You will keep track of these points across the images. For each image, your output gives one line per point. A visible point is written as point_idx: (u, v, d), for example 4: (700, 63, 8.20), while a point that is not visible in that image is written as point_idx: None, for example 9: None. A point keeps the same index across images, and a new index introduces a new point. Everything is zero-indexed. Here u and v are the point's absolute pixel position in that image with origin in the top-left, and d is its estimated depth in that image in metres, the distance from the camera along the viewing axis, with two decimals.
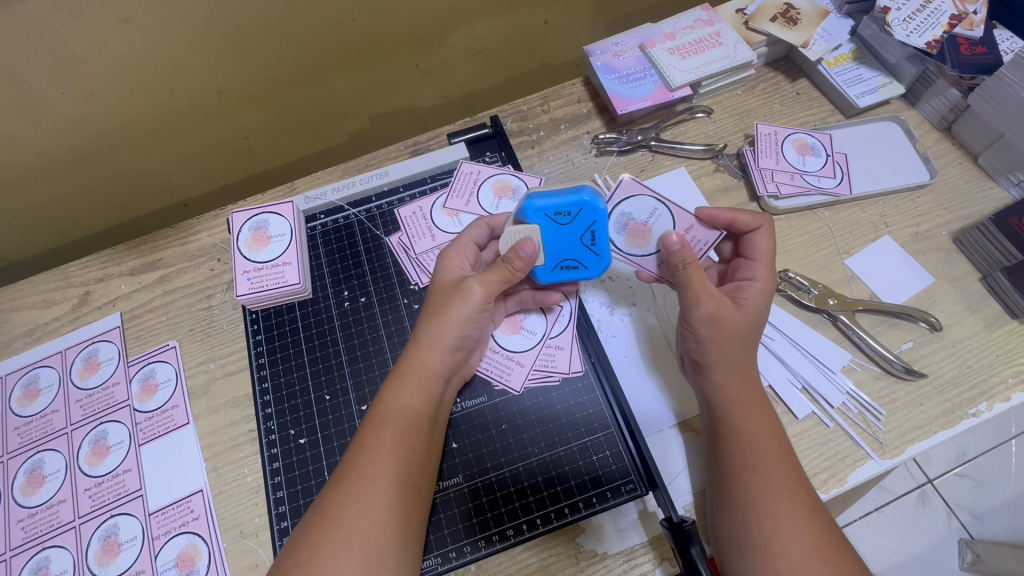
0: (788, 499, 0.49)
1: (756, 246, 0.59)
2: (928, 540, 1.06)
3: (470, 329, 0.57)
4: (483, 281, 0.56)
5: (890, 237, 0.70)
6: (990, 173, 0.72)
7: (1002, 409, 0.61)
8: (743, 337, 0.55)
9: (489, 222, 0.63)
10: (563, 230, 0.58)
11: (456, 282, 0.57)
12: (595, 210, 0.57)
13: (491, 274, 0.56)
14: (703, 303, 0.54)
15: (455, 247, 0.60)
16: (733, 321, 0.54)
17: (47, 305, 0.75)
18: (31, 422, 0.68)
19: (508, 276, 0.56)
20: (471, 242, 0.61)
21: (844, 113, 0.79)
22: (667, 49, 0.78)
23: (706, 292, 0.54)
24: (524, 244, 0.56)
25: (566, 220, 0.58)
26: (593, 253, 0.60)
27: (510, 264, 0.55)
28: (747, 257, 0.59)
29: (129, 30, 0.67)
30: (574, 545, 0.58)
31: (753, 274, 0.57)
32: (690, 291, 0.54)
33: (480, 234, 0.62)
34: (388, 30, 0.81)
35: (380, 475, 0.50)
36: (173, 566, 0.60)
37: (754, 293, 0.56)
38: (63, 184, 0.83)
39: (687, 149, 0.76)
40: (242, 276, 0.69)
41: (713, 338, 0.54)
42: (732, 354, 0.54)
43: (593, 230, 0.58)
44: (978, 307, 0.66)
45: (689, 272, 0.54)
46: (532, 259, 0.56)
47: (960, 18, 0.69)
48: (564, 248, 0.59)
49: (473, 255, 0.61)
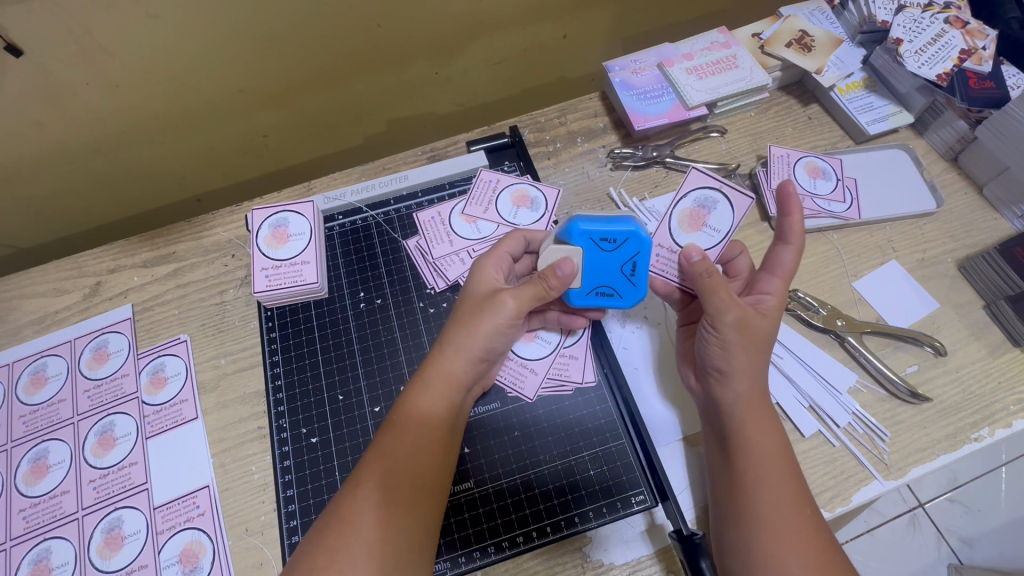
0: (796, 517, 0.50)
1: (782, 262, 0.58)
2: (918, 564, 1.07)
3: (497, 342, 0.57)
4: (517, 296, 0.56)
5: (896, 262, 0.72)
6: (995, 204, 0.74)
7: (1003, 435, 0.62)
8: (759, 348, 0.55)
9: (526, 235, 0.63)
10: (607, 255, 0.58)
11: (491, 293, 0.57)
12: (640, 241, 0.58)
13: (526, 289, 0.56)
14: (728, 310, 0.54)
15: (491, 256, 0.61)
16: (750, 331, 0.55)
17: (57, 293, 0.75)
18: (38, 411, 0.68)
19: (541, 293, 0.56)
20: (506, 253, 0.61)
21: (855, 139, 0.80)
22: (684, 69, 0.79)
23: (729, 299, 0.54)
24: (563, 263, 0.55)
25: (612, 246, 0.58)
26: (630, 283, 0.60)
27: (544, 281, 0.55)
28: (769, 270, 0.59)
29: (158, 25, 0.67)
30: (580, 554, 0.59)
31: (771, 286, 0.58)
32: (714, 298, 0.54)
33: (515, 245, 0.62)
34: (411, 36, 0.82)
35: (385, 478, 0.50)
36: (176, 561, 0.59)
37: (772, 306, 0.57)
38: (78, 173, 0.83)
39: (701, 167, 0.78)
40: (261, 272, 0.69)
41: (739, 346, 0.54)
42: (749, 366, 0.55)
43: (634, 261, 0.59)
44: (981, 334, 0.67)
45: (711, 281, 0.54)
46: (567, 281, 0.56)
47: (970, 53, 0.71)
48: (603, 275, 0.59)
49: (507, 266, 0.61)
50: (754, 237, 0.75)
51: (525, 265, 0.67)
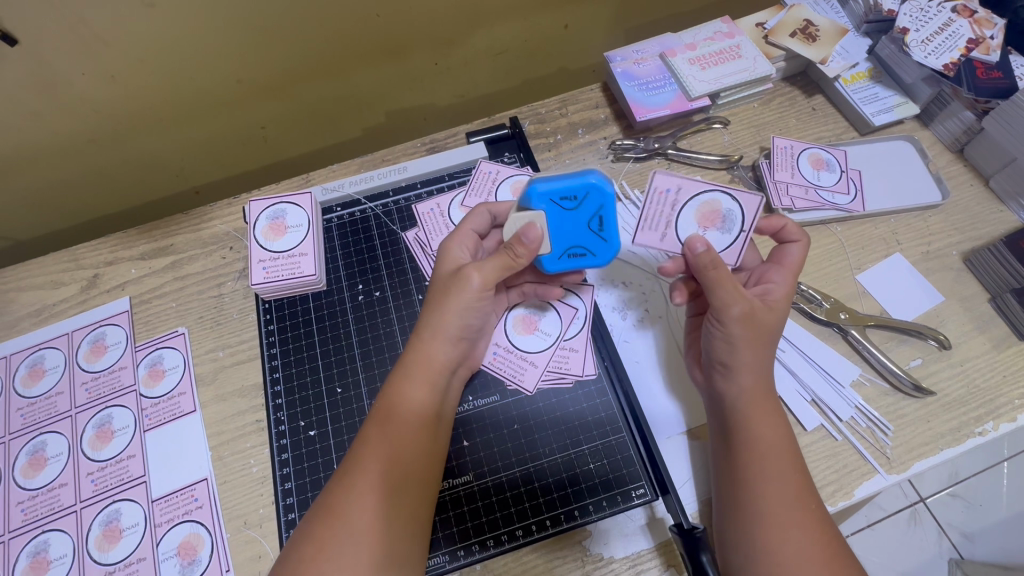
0: (798, 510, 0.49)
1: (789, 254, 0.58)
2: (919, 559, 1.07)
3: (471, 318, 0.57)
4: (481, 268, 0.55)
5: (901, 255, 0.71)
6: (1001, 196, 0.73)
7: (1008, 429, 0.61)
8: (765, 341, 0.54)
9: (489, 208, 0.63)
10: (570, 215, 0.57)
11: (455, 270, 0.57)
12: (602, 194, 0.56)
13: (493, 260, 0.56)
14: (736, 302, 0.53)
15: (456, 235, 0.60)
16: (755, 325, 0.54)
17: (55, 286, 0.74)
18: (35, 403, 0.67)
19: (509, 263, 0.56)
20: (470, 229, 0.61)
21: (859, 130, 0.79)
22: (688, 59, 0.78)
23: (737, 292, 0.53)
24: (527, 230, 0.54)
25: (574, 204, 0.57)
26: (602, 241, 0.59)
27: (511, 250, 0.55)
28: (776, 263, 0.58)
29: (154, 13, 0.66)
30: (580, 548, 0.58)
31: (779, 278, 0.57)
32: (720, 292, 0.53)
33: (479, 220, 0.62)
34: (410, 26, 0.81)
35: (369, 470, 0.50)
36: (174, 554, 0.59)
37: (779, 296, 0.56)
38: (75, 164, 0.82)
39: (703, 159, 0.77)
40: (258, 264, 0.68)
41: (744, 339, 0.53)
42: (755, 358, 0.54)
43: (601, 215, 0.57)
44: (986, 328, 0.66)
45: (718, 274, 0.53)
46: (535, 246, 0.55)
47: (977, 42, 0.70)
48: (572, 237, 0.58)
49: (474, 242, 0.61)
50: None
51: (494, 241, 0.66)
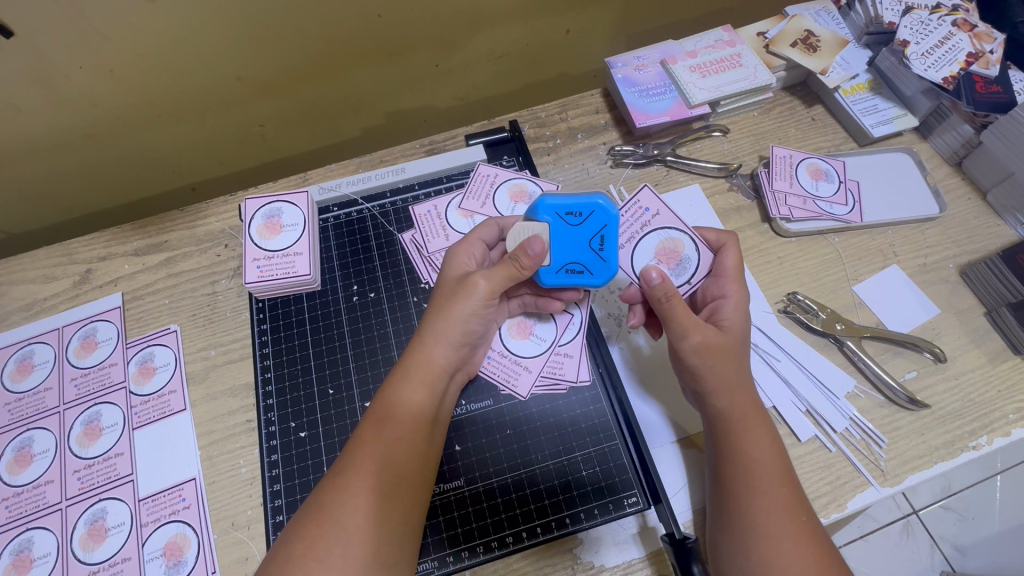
0: (791, 523, 0.49)
1: (724, 262, 0.60)
2: (912, 571, 1.06)
3: (473, 324, 0.56)
4: (489, 277, 0.55)
5: (898, 267, 0.71)
6: (999, 210, 0.73)
7: (1002, 443, 0.61)
8: (733, 359, 0.54)
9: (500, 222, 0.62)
10: (574, 229, 0.58)
11: (461, 278, 0.56)
12: (607, 214, 0.58)
13: (499, 270, 0.55)
14: (692, 331, 0.54)
15: (464, 244, 0.60)
16: (719, 345, 0.54)
17: (46, 280, 0.73)
18: (23, 399, 0.66)
19: (514, 274, 0.55)
20: (480, 240, 0.61)
21: (858, 141, 0.79)
22: (688, 66, 0.78)
23: (692, 322, 0.54)
24: (533, 242, 0.54)
25: (579, 220, 0.58)
26: (601, 259, 0.58)
27: (516, 261, 0.54)
28: (716, 274, 0.60)
29: (153, 9, 0.66)
30: (571, 555, 0.58)
31: (725, 290, 0.57)
32: (676, 322, 0.54)
33: (490, 233, 0.62)
34: (412, 27, 0.81)
35: (363, 470, 0.49)
36: (160, 555, 0.58)
37: (731, 310, 0.56)
38: (70, 158, 0.82)
39: (701, 166, 0.77)
40: (253, 263, 0.68)
41: (707, 368, 0.54)
42: (728, 377, 0.54)
43: (603, 234, 0.58)
44: (981, 341, 0.66)
45: (672, 305, 0.54)
46: (539, 259, 0.54)
47: (977, 56, 0.70)
48: (572, 251, 0.58)
49: (481, 253, 0.61)
50: (753, 237, 0.74)
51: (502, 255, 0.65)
